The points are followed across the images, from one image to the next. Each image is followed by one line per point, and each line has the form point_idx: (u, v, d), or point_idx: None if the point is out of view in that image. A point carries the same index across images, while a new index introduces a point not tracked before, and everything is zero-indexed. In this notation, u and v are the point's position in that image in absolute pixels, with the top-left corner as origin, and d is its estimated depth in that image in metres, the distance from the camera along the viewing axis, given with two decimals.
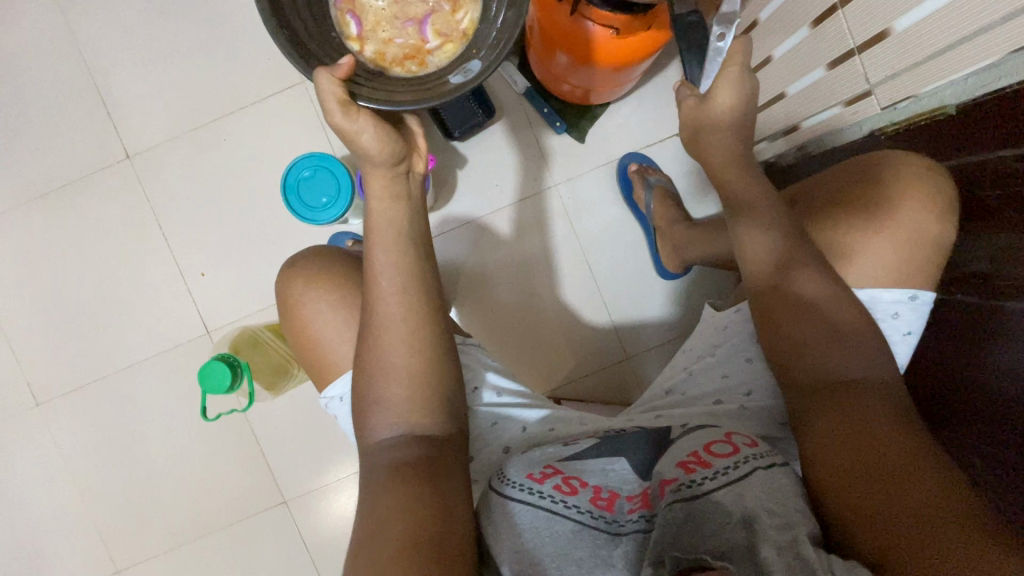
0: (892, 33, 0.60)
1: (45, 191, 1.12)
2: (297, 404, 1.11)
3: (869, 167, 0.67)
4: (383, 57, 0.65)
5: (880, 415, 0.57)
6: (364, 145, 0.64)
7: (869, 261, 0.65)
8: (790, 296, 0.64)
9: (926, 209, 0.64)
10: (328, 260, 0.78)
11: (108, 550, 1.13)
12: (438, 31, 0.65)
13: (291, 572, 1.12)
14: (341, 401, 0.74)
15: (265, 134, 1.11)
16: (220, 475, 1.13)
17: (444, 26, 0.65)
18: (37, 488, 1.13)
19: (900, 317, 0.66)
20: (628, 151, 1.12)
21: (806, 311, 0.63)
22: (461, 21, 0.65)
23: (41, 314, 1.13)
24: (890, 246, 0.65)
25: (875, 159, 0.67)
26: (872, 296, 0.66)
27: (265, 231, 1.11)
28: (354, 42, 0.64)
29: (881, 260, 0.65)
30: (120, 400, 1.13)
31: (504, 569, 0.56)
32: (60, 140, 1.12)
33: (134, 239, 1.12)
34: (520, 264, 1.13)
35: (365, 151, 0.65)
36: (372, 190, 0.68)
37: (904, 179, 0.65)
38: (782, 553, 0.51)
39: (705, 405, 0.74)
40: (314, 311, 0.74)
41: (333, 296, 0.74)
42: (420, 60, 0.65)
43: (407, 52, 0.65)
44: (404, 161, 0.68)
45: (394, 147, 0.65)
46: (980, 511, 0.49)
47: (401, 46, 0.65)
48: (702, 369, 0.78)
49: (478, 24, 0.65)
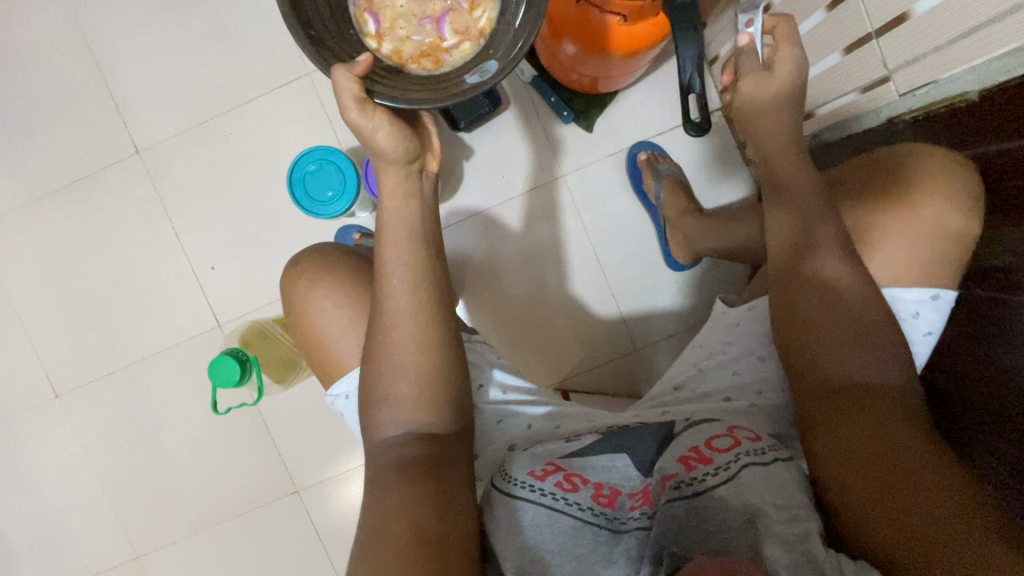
0: (911, 16, 0.58)
1: (58, 186, 1.14)
2: (308, 395, 1.13)
3: (892, 167, 0.65)
4: (400, 54, 0.64)
5: (886, 413, 0.57)
6: (377, 143, 0.62)
7: (887, 256, 0.63)
8: (808, 283, 0.63)
9: (946, 205, 0.61)
10: (333, 259, 0.78)
11: (127, 537, 1.16)
12: (455, 30, 0.64)
13: (305, 560, 1.14)
14: (346, 398, 0.74)
15: (271, 127, 1.11)
16: (233, 464, 1.15)
17: (462, 24, 0.64)
18: (57, 476, 1.17)
19: (921, 316, 0.64)
20: (638, 140, 1.11)
21: (823, 309, 0.62)
22: (479, 19, 0.64)
23: (57, 306, 1.15)
24: (911, 249, 0.63)
25: (904, 156, 0.64)
26: (892, 297, 0.64)
27: (274, 224, 1.12)
28: (372, 40, 0.63)
29: (899, 260, 0.63)
30: (137, 391, 1.15)
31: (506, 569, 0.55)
32: (71, 135, 1.13)
33: (146, 233, 1.13)
34: (527, 256, 1.13)
35: (378, 148, 0.62)
36: (384, 188, 0.66)
37: (930, 178, 0.62)
38: (790, 550, 0.50)
39: (714, 402, 0.74)
40: (322, 310, 0.74)
41: (341, 291, 0.74)
42: (436, 59, 0.64)
43: (423, 50, 0.64)
44: (418, 160, 0.65)
45: (408, 145, 0.63)
46: (984, 510, 0.48)
47: (418, 43, 0.64)
48: (713, 367, 0.77)
49: (496, 22, 0.63)
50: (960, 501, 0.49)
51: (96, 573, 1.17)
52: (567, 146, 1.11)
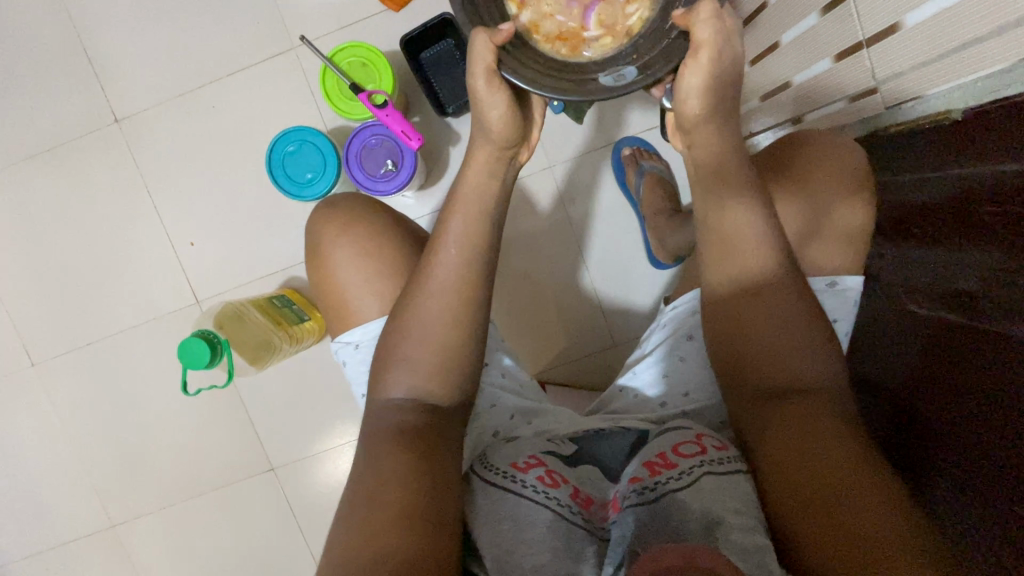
0: (902, 27, 0.56)
1: (35, 153, 1.11)
2: (285, 375, 1.13)
3: (796, 153, 0.71)
4: (536, 28, 0.62)
5: (831, 422, 0.56)
6: (488, 120, 0.62)
7: (818, 245, 0.68)
8: (762, 296, 0.61)
9: (837, 184, 0.68)
10: (367, 211, 0.74)
11: (103, 506, 1.18)
12: (600, 21, 0.63)
13: (278, 535, 1.16)
14: (354, 347, 0.72)
15: (254, 102, 1.08)
16: (211, 440, 1.15)
17: (609, 17, 0.63)
18: (34, 442, 1.17)
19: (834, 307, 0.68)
20: (624, 135, 1.09)
21: (773, 322, 0.61)
22: (631, 16, 0.62)
23: (34, 275, 1.14)
24: (829, 242, 0.68)
25: (803, 143, 0.71)
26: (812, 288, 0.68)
27: (255, 202, 1.10)
28: (514, 5, 0.62)
29: (827, 249, 0.68)
30: (114, 363, 1.15)
31: (487, 561, 0.57)
32: (49, 101, 1.10)
33: (124, 205, 1.11)
34: (510, 246, 1.12)
35: (487, 125, 0.62)
36: (472, 163, 0.64)
37: (828, 160, 0.69)
38: (745, 558, 0.52)
39: (651, 410, 0.73)
40: (331, 274, 0.72)
41: (354, 250, 0.71)
42: (572, 45, 0.62)
43: (561, 32, 0.63)
44: (515, 147, 0.65)
45: (515, 132, 0.63)
46: (921, 526, 0.49)
47: (558, 23, 0.62)
48: (642, 368, 0.77)
49: (647, 24, 0.62)
50: (895, 515, 0.49)
51: (71, 540, 1.18)
52: (557, 136, 1.10)
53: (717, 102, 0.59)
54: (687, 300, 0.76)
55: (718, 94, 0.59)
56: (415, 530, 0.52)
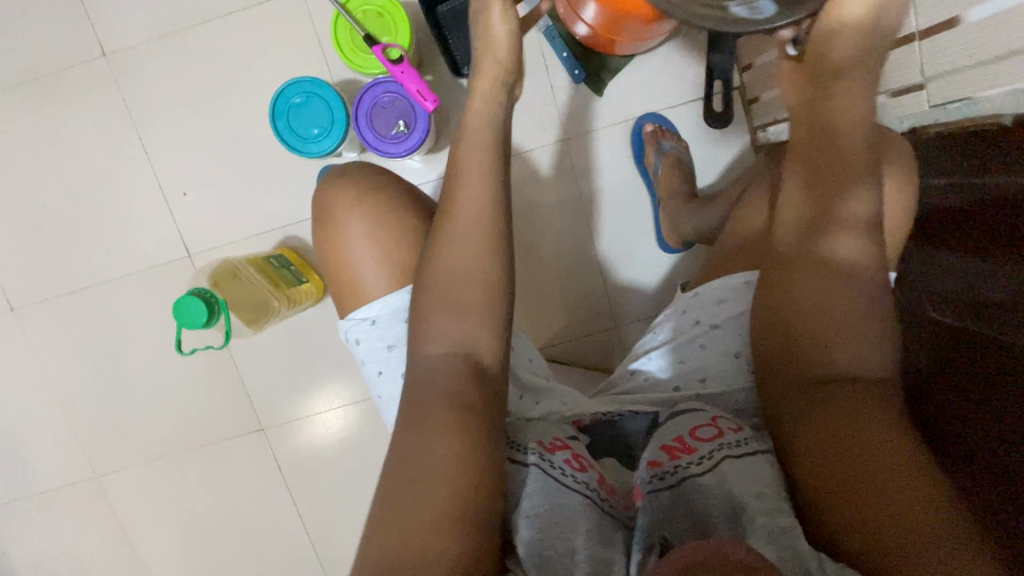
0: (962, 22, 0.54)
1: (14, 83, 1.03)
2: (281, 335, 1.11)
3: None
4: None
5: (860, 407, 0.54)
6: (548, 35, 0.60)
7: None
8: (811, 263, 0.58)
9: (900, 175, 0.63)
10: (382, 179, 0.71)
11: (86, 456, 1.15)
12: None
13: (267, 494, 1.15)
14: (371, 323, 0.69)
15: (256, 45, 1.01)
16: (200, 398, 1.13)
17: None
18: (14, 389, 1.13)
19: None
20: (646, 112, 1.05)
21: (817, 300, 0.57)
22: None
23: (14, 215, 1.08)
24: None
25: None
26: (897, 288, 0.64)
27: (254, 154, 1.04)
28: None
29: None
30: (100, 313, 1.10)
31: (522, 552, 0.52)
32: (30, 27, 1.02)
33: (113, 148, 1.05)
34: (519, 219, 1.09)
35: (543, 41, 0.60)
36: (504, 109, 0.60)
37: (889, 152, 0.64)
38: (773, 541, 0.50)
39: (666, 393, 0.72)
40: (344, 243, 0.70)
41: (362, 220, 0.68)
42: None
43: None
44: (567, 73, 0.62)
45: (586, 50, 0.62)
46: (964, 518, 0.46)
47: None
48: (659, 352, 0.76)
49: None
50: (935, 506, 0.46)
51: (53, 488, 1.16)
52: (575, 107, 1.06)
53: (866, 52, 0.58)
54: (702, 287, 0.74)
55: (867, 47, 0.58)
56: (433, 497, 0.51)
